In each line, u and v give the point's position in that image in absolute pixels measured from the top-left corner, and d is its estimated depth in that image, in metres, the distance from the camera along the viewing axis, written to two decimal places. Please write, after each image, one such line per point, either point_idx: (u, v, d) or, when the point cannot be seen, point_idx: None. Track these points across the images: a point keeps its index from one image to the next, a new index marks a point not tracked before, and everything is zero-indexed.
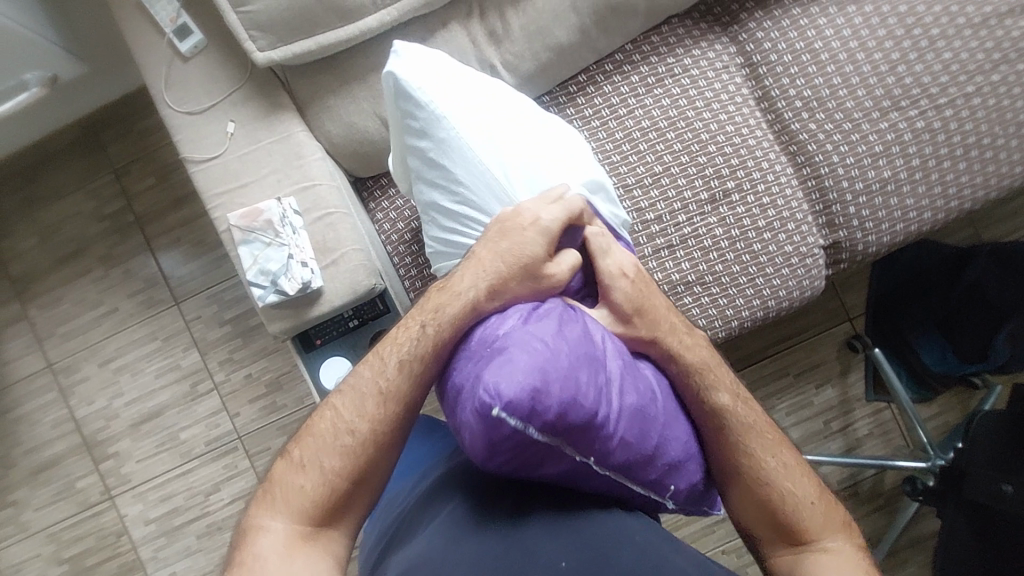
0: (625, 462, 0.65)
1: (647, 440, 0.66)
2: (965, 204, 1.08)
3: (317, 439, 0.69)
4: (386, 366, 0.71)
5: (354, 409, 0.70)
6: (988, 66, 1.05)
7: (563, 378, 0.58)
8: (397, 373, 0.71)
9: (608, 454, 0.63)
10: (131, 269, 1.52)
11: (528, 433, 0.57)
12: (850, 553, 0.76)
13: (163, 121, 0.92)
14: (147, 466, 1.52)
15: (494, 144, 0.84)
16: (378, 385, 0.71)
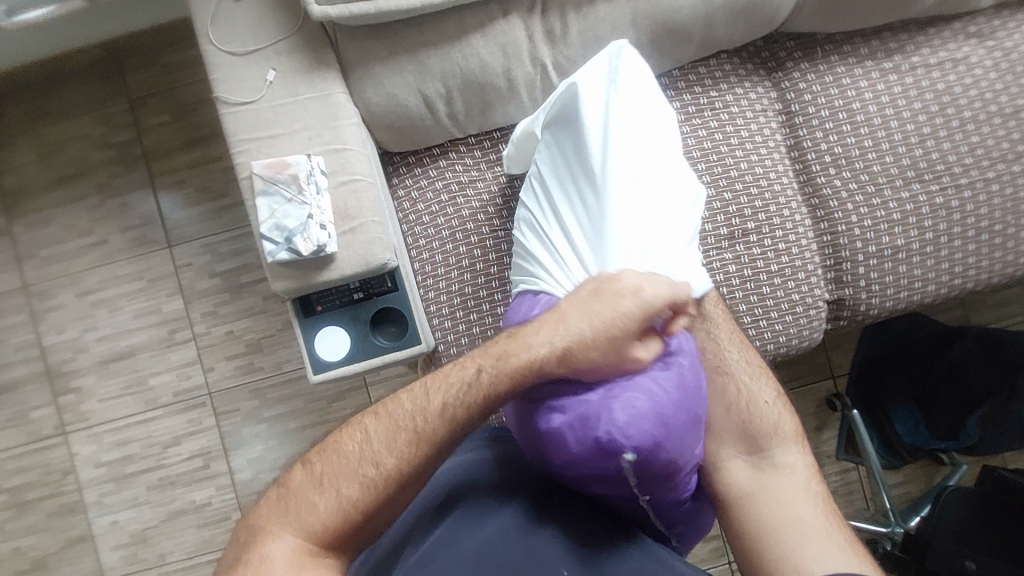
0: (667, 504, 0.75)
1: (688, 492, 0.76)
2: (967, 283, 1.10)
3: (343, 463, 0.69)
4: (430, 403, 0.72)
5: (376, 445, 0.70)
6: (1010, 157, 1.08)
7: (675, 437, 0.68)
8: (439, 411, 0.72)
9: (668, 500, 0.74)
10: (128, 204, 1.47)
11: (630, 475, 0.66)
12: (802, 472, 0.81)
13: (203, 57, 0.90)
14: (108, 407, 1.46)
15: (631, 185, 0.88)
16: (424, 419, 0.72)
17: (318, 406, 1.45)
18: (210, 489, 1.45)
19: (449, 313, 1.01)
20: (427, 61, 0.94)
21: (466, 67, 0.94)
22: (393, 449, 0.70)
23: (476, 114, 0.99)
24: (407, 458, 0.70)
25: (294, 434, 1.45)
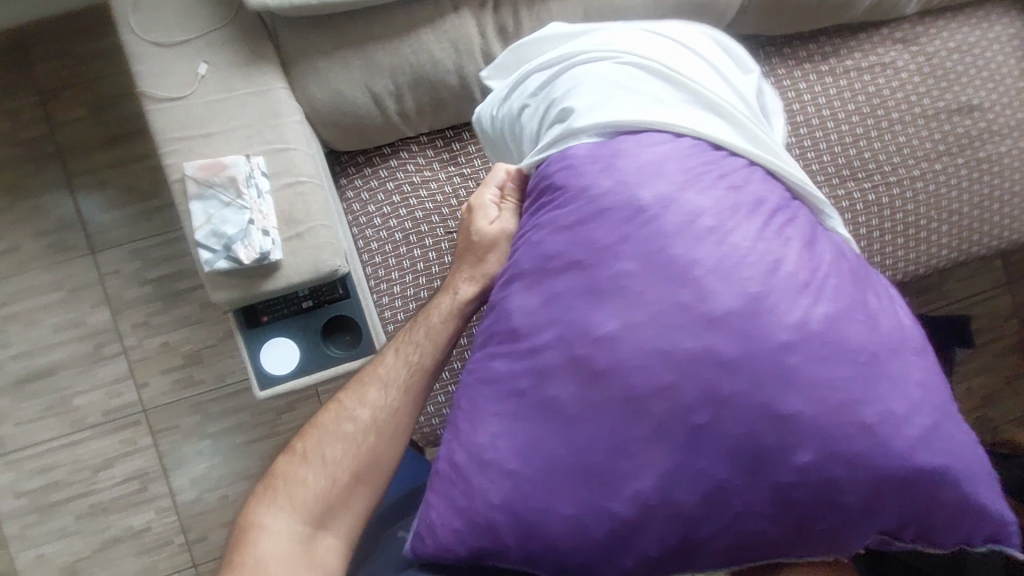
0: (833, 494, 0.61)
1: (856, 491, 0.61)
2: (898, 275, 1.17)
3: (323, 446, 0.78)
4: (387, 364, 0.82)
5: (342, 413, 0.80)
6: (933, 156, 1.15)
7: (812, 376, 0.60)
8: (395, 362, 0.82)
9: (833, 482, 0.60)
10: (42, 206, 1.34)
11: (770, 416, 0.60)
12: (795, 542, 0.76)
13: (124, 47, 0.82)
14: (27, 431, 1.33)
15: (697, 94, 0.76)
16: (387, 379, 0.81)
17: (267, 419, 1.37)
18: (148, 513, 1.35)
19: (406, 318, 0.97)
20: (375, 56, 0.89)
21: (416, 63, 0.91)
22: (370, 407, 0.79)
23: (428, 113, 0.96)
24: (383, 413, 0.79)
25: (241, 450, 1.37)
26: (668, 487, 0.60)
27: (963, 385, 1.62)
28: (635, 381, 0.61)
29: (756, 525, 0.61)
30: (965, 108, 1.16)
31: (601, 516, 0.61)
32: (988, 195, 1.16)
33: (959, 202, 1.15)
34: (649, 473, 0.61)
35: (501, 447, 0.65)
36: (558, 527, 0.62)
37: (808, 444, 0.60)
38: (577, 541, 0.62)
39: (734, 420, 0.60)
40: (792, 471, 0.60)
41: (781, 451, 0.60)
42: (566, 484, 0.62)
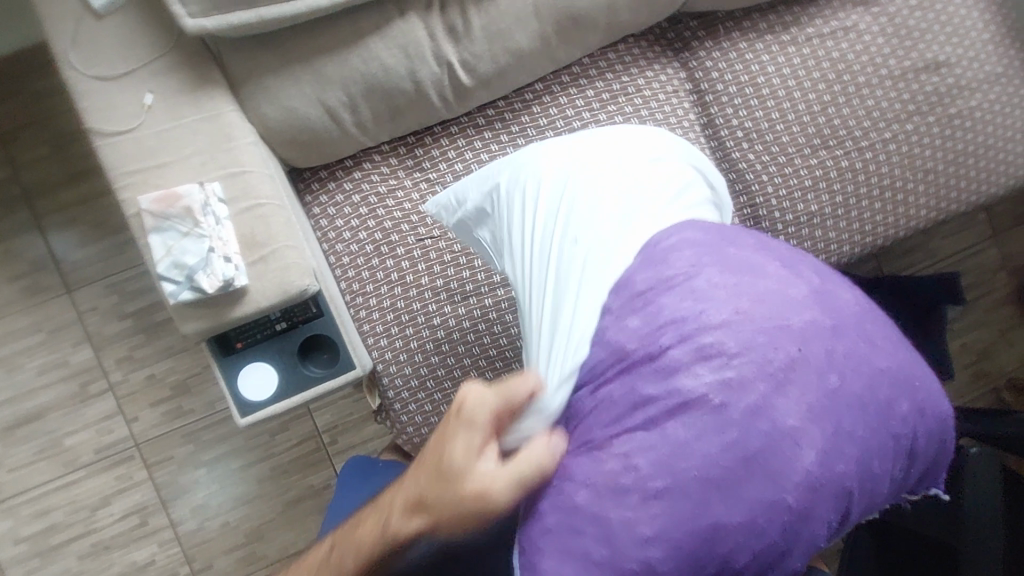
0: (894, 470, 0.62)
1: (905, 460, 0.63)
2: (877, 240, 1.16)
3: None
4: (333, 557, 0.70)
5: (318, 567, 0.71)
6: (903, 116, 1.13)
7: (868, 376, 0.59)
8: (357, 557, 0.67)
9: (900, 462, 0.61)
10: (12, 249, 1.32)
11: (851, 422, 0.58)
12: None
13: (66, 84, 0.81)
14: (21, 477, 1.32)
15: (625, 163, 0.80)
16: (371, 551, 0.66)
17: (261, 442, 1.36)
18: (151, 547, 1.34)
19: (384, 329, 0.96)
20: (325, 69, 0.88)
21: (368, 72, 0.89)
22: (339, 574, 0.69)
23: (386, 121, 0.95)
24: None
25: (238, 475, 1.36)
26: (828, 467, 0.56)
27: (957, 342, 1.61)
28: (723, 427, 0.55)
29: (876, 487, 0.59)
30: (932, 65, 1.14)
31: (762, 512, 0.54)
32: (963, 150, 1.14)
33: (933, 160, 1.14)
34: (810, 450, 0.55)
35: (639, 468, 0.56)
36: (726, 533, 0.54)
37: (903, 396, 0.61)
38: (744, 546, 0.54)
39: (827, 442, 0.56)
40: (872, 467, 0.59)
41: (890, 405, 0.60)
42: (729, 481, 0.54)
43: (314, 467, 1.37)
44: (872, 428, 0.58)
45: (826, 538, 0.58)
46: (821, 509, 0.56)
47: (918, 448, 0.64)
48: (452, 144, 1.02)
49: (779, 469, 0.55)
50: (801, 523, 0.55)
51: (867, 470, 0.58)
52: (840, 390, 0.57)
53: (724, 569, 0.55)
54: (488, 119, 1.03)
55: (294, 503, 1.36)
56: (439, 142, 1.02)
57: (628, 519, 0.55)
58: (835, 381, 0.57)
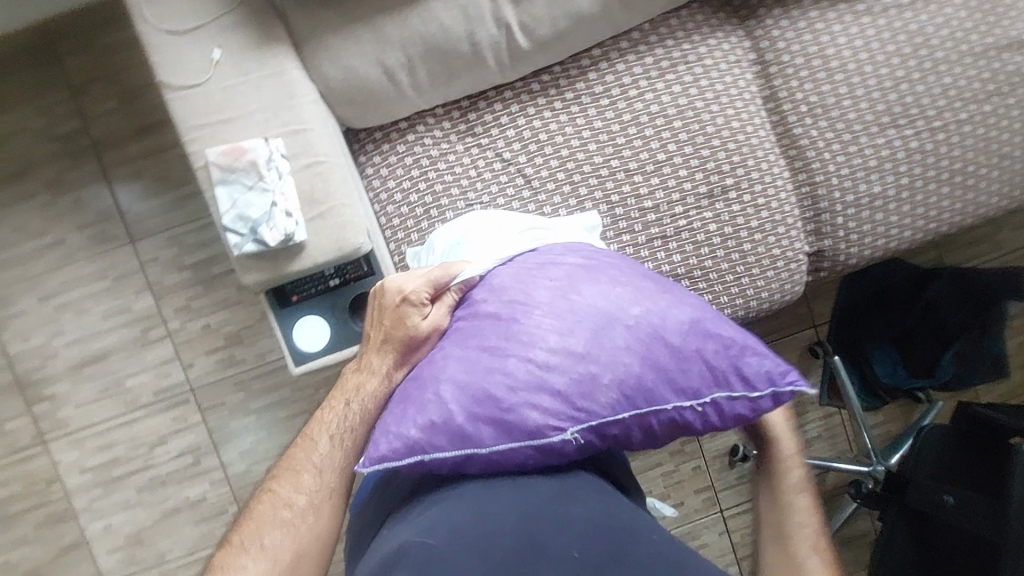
0: (671, 369, 0.69)
1: (688, 364, 0.70)
2: (943, 226, 1.10)
3: (280, 511, 0.76)
4: (317, 444, 0.79)
5: (294, 484, 0.77)
6: (984, 96, 1.06)
7: (622, 291, 0.74)
8: (331, 447, 0.79)
9: (665, 363, 0.69)
10: (82, 199, 1.39)
11: (593, 318, 0.70)
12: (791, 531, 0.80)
13: (140, 37, 0.83)
14: (87, 412, 1.42)
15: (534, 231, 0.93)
16: (340, 439, 0.79)
17: (306, 394, 1.43)
18: (203, 485, 1.43)
19: None
20: (385, 29, 0.89)
21: (426, 33, 0.89)
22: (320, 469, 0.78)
23: (441, 84, 0.95)
24: (323, 491, 0.77)
25: (283, 424, 1.43)
26: (568, 340, 0.68)
27: (1016, 341, 1.54)
28: (492, 322, 0.72)
29: (625, 371, 0.68)
30: (1021, 41, 1.06)
31: (515, 367, 0.67)
32: None
33: (1013, 145, 1.07)
34: (550, 329, 0.69)
35: (446, 353, 0.72)
36: (486, 381, 0.67)
37: (650, 308, 0.73)
38: (501, 391, 0.66)
39: (578, 326, 0.70)
40: (629, 349, 0.69)
41: (638, 307, 0.72)
42: (494, 345, 0.70)
43: None
44: (614, 325, 0.70)
45: (576, 394, 0.66)
46: (557, 373, 0.66)
47: (694, 355, 0.71)
48: (505, 109, 1.01)
49: (525, 340, 0.69)
50: (547, 387, 0.66)
51: (613, 354, 0.68)
52: (578, 301, 0.72)
53: (490, 415, 0.66)
54: (543, 84, 1.02)
55: None
56: (493, 107, 1.01)
57: (431, 378, 0.70)
58: (573, 295, 0.73)
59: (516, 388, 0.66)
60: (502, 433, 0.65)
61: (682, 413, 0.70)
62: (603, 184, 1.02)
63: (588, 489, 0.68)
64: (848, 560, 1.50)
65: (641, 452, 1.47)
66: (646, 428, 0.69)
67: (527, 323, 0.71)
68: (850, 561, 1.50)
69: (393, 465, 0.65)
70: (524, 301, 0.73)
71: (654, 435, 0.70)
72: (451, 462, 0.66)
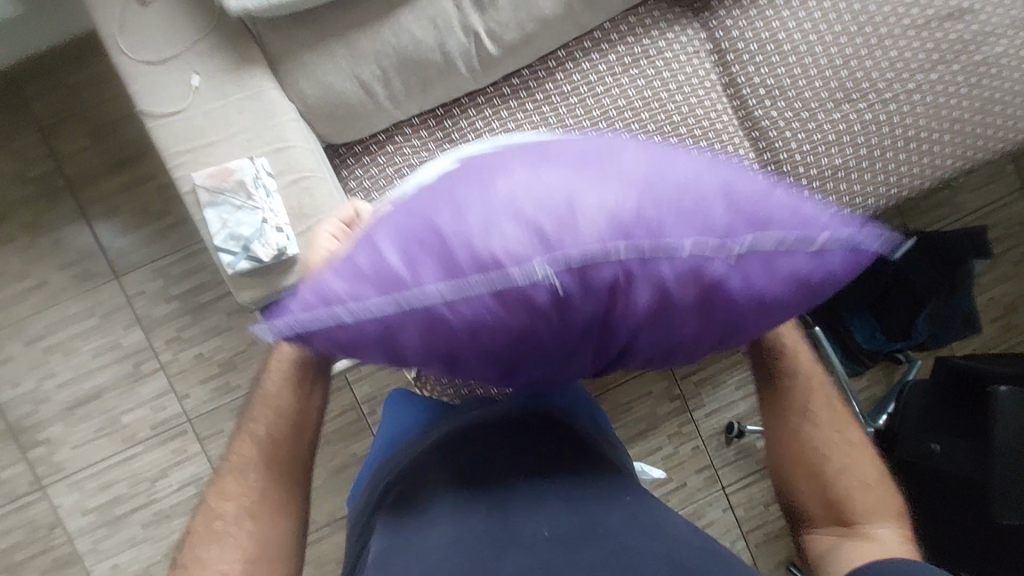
0: (691, 203, 0.51)
1: (709, 195, 0.52)
2: (903, 191, 1.16)
3: (213, 510, 0.72)
4: (241, 442, 0.76)
5: (223, 490, 0.73)
6: (929, 66, 1.13)
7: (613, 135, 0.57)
8: (253, 442, 0.75)
9: (684, 197, 0.52)
10: (63, 240, 1.39)
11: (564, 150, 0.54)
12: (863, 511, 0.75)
13: (118, 70, 0.85)
14: (84, 453, 1.41)
15: None
16: (260, 433, 0.75)
17: None
18: None
19: None
20: (358, 45, 0.92)
21: (398, 45, 0.93)
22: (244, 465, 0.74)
23: (416, 92, 0.98)
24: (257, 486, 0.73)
25: None
26: (533, 171, 0.51)
27: (985, 297, 1.61)
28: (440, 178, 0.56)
29: (627, 200, 0.50)
30: (957, 12, 1.13)
31: (458, 204, 0.50)
32: (991, 98, 1.13)
33: (960, 109, 1.13)
34: (510, 163, 0.52)
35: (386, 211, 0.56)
36: (427, 223, 0.50)
37: (659, 150, 0.55)
38: (444, 240, 0.49)
39: (547, 154, 0.53)
40: (619, 174, 0.52)
41: (639, 146, 0.55)
42: (436, 190, 0.52)
43: (356, 437, 1.42)
44: (602, 160, 0.52)
45: (548, 223, 0.49)
46: (521, 206, 0.49)
47: (723, 197, 0.52)
48: (480, 114, 1.04)
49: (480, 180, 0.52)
50: (503, 219, 0.49)
51: (594, 177, 0.51)
52: (558, 145, 0.54)
53: (431, 256, 0.49)
54: (513, 87, 1.06)
55: (340, 471, 1.43)
56: (468, 113, 1.04)
57: (368, 235, 0.54)
58: (553, 141, 0.56)
59: (463, 212, 0.50)
60: (448, 270, 0.49)
61: (709, 263, 0.52)
62: None
63: (570, 457, 0.67)
64: None
65: (641, 438, 1.50)
66: (633, 293, 0.51)
67: (482, 166, 0.54)
68: None
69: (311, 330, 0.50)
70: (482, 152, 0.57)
71: (655, 308, 0.53)
72: (386, 317, 0.49)
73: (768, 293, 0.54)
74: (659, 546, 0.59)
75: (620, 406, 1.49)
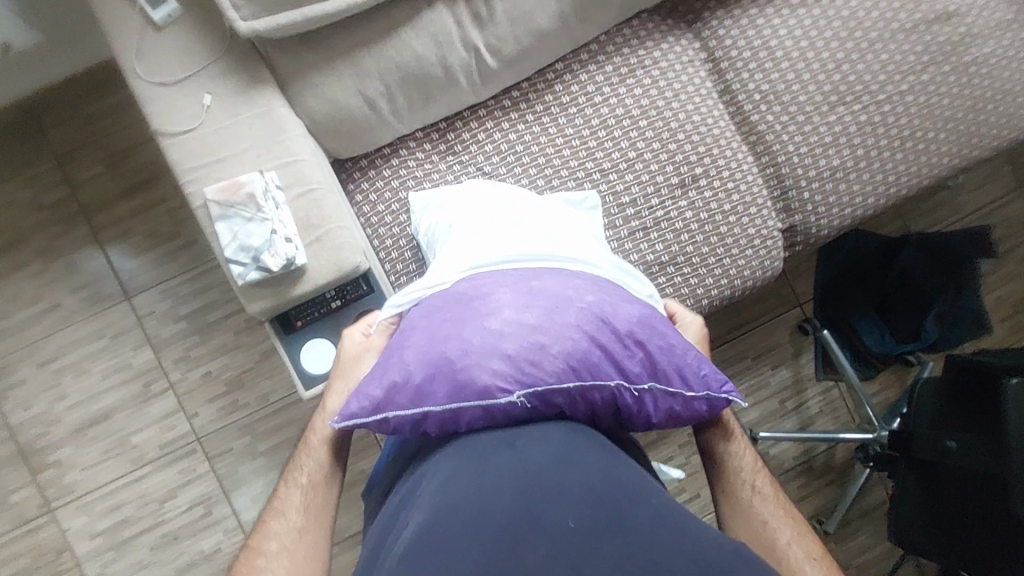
0: (628, 371, 0.73)
1: (640, 356, 0.75)
2: (902, 190, 1.17)
3: (256, 565, 0.74)
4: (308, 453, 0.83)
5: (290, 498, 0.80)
6: (919, 67, 1.15)
7: (588, 287, 0.80)
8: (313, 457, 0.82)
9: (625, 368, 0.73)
10: (75, 263, 1.42)
11: (546, 318, 0.73)
12: None
13: (133, 92, 0.88)
14: (93, 475, 1.41)
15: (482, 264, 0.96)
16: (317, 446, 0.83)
17: None
18: (217, 535, 1.41)
19: None
20: (363, 62, 0.95)
21: (402, 62, 0.96)
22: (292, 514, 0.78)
23: (420, 106, 1.01)
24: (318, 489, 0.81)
25: None
26: (523, 332, 0.70)
27: (993, 297, 1.60)
28: (456, 321, 0.73)
29: (574, 351, 0.70)
30: (943, 16, 1.16)
31: (466, 344, 0.70)
32: (982, 96, 1.15)
33: (953, 108, 1.15)
34: (503, 319, 0.72)
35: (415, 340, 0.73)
36: (445, 353, 0.70)
37: (599, 300, 0.78)
38: (451, 373, 0.68)
39: (533, 319, 0.72)
40: (585, 338, 0.72)
41: (607, 309, 0.77)
42: (449, 330, 0.72)
43: (365, 453, 1.41)
44: (567, 310, 0.74)
45: (523, 368, 0.68)
46: (509, 348, 0.69)
47: (639, 346, 0.75)
48: (481, 126, 1.07)
49: (482, 326, 0.72)
50: (501, 356, 0.69)
51: (563, 330, 0.72)
52: (539, 286, 0.78)
53: (446, 379, 0.68)
54: (513, 100, 1.09)
55: (349, 488, 1.42)
56: (470, 126, 1.07)
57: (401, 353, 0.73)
58: (537, 281, 0.80)
59: (471, 351, 0.69)
60: (455, 392, 0.68)
61: (617, 399, 0.72)
62: (581, 185, 1.08)
63: (586, 450, 0.66)
64: (871, 533, 1.50)
65: (651, 448, 1.48)
66: (589, 402, 0.71)
67: (482, 319, 0.72)
68: (873, 534, 1.49)
69: (360, 421, 0.71)
70: (487, 295, 0.76)
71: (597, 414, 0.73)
72: (408, 420, 0.69)
73: (665, 418, 0.76)
74: (682, 542, 0.56)
75: None
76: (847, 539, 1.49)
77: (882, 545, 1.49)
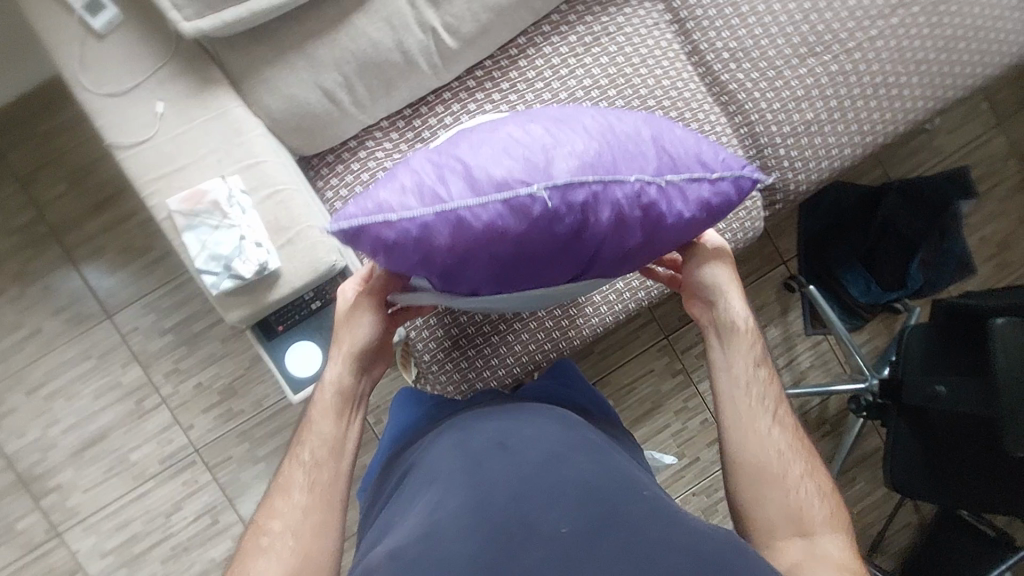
0: (651, 169, 0.74)
1: (667, 168, 0.75)
2: (877, 139, 1.16)
3: (271, 518, 0.75)
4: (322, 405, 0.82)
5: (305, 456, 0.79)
6: (887, 12, 1.13)
7: (597, 112, 0.79)
8: (330, 416, 0.81)
9: (644, 167, 0.73)
10: (51, 286, 1.39)
11: (560, 136, 0.72)
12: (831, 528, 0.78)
13: (82, 105, 0.85)
14: (96, 495, 1.41)
15: None
16: (332, 395, 0.82)
17: None
18: (226, 542, 1.42)
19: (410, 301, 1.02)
20: (318, 53, 0.92)
21: (358, 50, 0.94)
22: (324, 443, 0.80)
23: (382, 95, 0.98)
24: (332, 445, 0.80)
25: None
26: (542, 148, 0.70)
27: (976, 237, 1.61)
28: (470, 144, 0.72)
29: (589, 153, 0.71)
30: None
31: (480, 155, 0.69)
32: (953, 36, 1.14)
33: (924, 50, 1.13)
34: (513, 135, 0.72)
35: (424, 162, 0.71)
36: (456, 161, 0.70)
37: (604, 113, 0.80)
38: (471, 184, 0.68)
39: (551, 136, 0.72)
40: (601, 148, 0.72)
41: (620, 127, 0.77)
42: (462, 149, 0.71)
43: (365, 449, 1.40)
44: (577, 118, 0.76)
45: (537, 171, 0.68)
46: (521, 152, 0.69)
47: (650, 140, 0.77)
48: (447, 109, 1.04)
49: (498, 142, 0.71)
50: (517, 157, 0.69)
51: (575, 137, 0.72)
52: (543, 113, 0.77)
53: (461, 183, 0.68)
54: (478, 79, 1.06)
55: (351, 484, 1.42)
56: (435, 110, 1.04)
57: (410, 169, 0.71)
58: (541, 112, 0.78)
59: (485, 156, 0.69)
60: (472, 186, 0.67)
61: (644, 191, 0.72)
62: None
63: (579, 450, 0.66)
64: (868, 480, 1.53)
65: (649, 418, 1.48)
66: (610, 202, 0.70)
67: (497, 135, 0.72)
68: (871, 480, 1.52)
69: (358, 226, 0.66)
70: (497, 121, 0.75)
71: (626, 218, 0.72)
72: (419, 221, 0.67)
73: (697, 210, 0.76)
74: (674, 536, 0.57)
75: (624, 388, 1.47)
76: (847, 488, 1.51)
77: (880, 491, 1.52)
